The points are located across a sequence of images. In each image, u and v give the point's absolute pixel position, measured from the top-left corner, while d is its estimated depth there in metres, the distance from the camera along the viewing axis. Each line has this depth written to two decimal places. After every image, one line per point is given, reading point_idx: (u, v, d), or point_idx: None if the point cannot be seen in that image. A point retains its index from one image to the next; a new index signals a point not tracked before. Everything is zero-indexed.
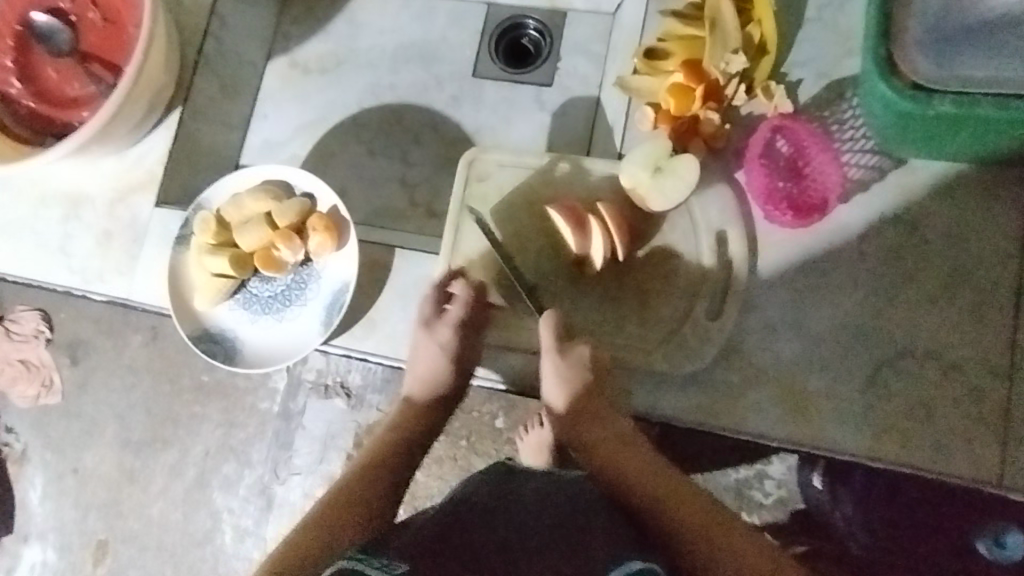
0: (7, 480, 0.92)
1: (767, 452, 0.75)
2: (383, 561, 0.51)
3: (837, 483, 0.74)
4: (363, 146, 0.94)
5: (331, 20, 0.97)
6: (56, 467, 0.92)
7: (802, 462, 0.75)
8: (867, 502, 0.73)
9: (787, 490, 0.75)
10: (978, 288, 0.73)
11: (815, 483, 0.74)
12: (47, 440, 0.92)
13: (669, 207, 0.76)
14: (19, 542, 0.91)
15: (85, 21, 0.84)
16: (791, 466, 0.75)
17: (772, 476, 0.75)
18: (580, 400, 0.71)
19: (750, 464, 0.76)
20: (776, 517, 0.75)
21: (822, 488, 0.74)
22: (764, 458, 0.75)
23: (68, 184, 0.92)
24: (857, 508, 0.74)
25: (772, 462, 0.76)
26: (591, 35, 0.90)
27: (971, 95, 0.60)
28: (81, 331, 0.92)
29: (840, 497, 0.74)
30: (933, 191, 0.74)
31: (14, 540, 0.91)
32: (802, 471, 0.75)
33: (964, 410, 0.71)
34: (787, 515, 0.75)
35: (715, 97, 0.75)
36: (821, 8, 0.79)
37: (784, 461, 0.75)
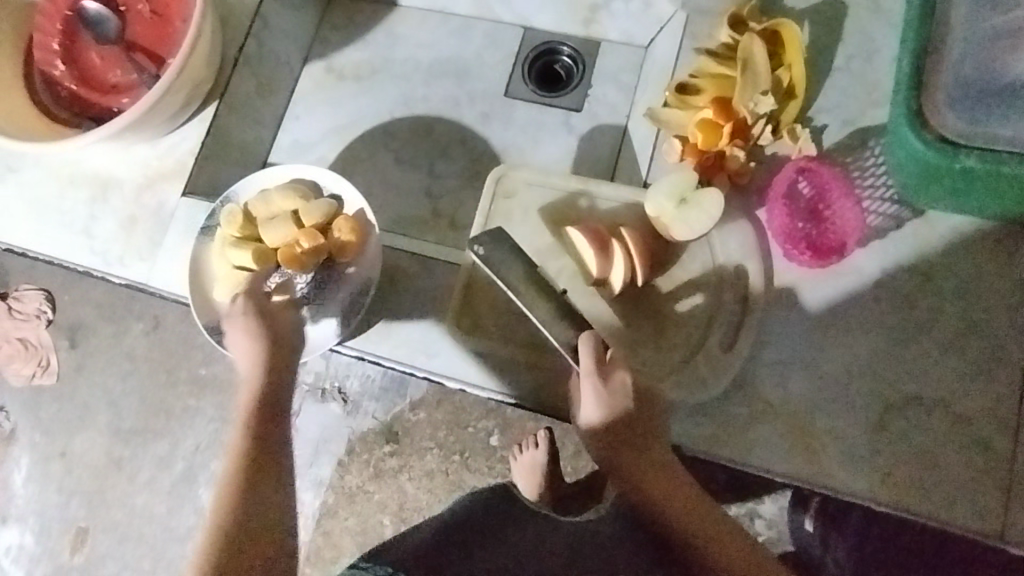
0: None
1: (762, 490, 0.74)
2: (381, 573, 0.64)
3: (831, 527, 0.72)
4: (390, 153, 0.97)
5: (370, 30, 1.02)
6: (45, 449, 0.97)
7: (793, 503, 0.74)
8: (862, 550, 0.71)
9: (776, 532, 0.74)
10: (992, 339, 0.71)
11: (806, 525, 0.73)
12: (36, 422, 0.98)
13: (692, 238, 0.74)
14: None
15: (134, 12, 0.87)
16: (782, 508, 0.74)
17: (764, 516, 0.74)
18: (618, 421, 0.67)
19: (742, 501, 0.74)
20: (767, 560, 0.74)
21: (814, 531, 0.73)
22: (757, 497, 0.74)
23: (94, 168, 0.94)
24: (850, 554, 0.72)
25: (764, 501, 0.74)
26: (622, 66, 0.94)
27: (998, 152, 0.58)
28: (83, 315, 0.98)
29: (831, 542, 0.72)
30: (952, 241, 0.73)
31: None
32: (795, 513, 0.74)
33: (968, 462, 0.70)
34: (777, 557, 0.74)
35: (742, 135, 0.75)
36: (850, 58, 0.79)
37: (775, 501, 0.74)
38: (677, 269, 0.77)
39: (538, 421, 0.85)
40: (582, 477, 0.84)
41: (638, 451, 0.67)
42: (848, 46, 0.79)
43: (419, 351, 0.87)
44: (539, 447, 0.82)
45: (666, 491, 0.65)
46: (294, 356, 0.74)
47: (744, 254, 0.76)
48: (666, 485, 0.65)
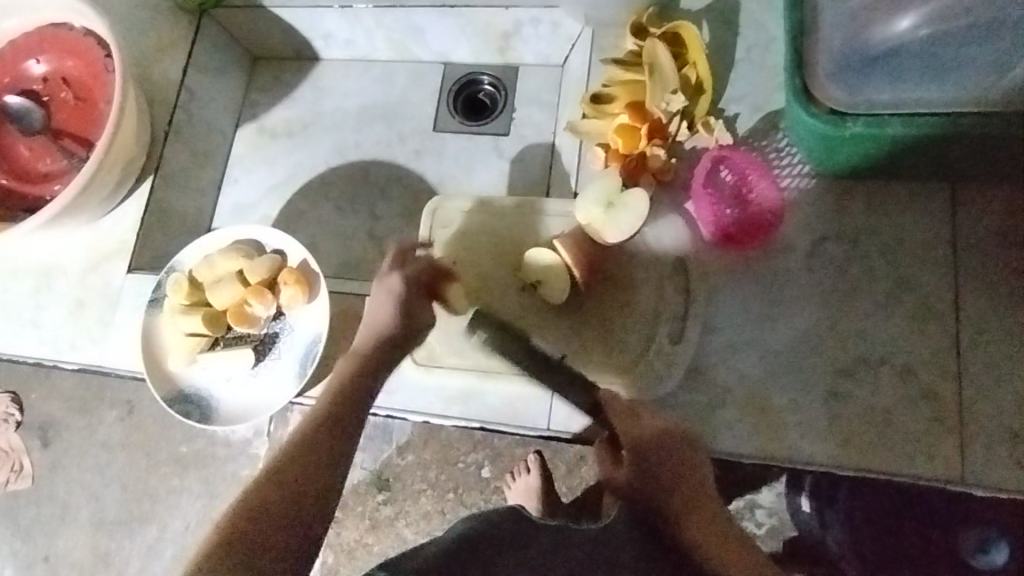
0: None
1: (756, 480, 0.74)
2: None
3: (825, 506, 0.73)
4: (331, 202, 0.99)
5: (296, 88, 1.04)
6: (28, 555, 0.95)
7: (789, 488, 0.74)
8: (854, 524, 0.73)
9: (778, 519, 0.75)
10: (921, 291, 0.74)
11: (803, 507, 0.74)
12: (17, 529, 0.95)
13: (624, 239, 0.76)
14: None
15: (57, 100, 0.88)
16: (780, 494, 0.74)
17: (763, 505, 0.75)
18: (658, 456, 0.68)
19: (738, 496, 0.75)
20: (771, 548, 0.75)
21: (811, 512, 0.74)
22: (754, 489, 0.75)
23: (41, 260, 0.94)
24: (846, 531, 0.73)
25: (761, 491, 0.75)
26: (542, 86, 0.97)
27: (880, 116, 0.61)
28: (51, 411, 0.96)
29: (828, 522, 0.73)
30: (869, 205, 0.77)
31: None
32: (791, 495, 0.74)
33: (920, 413, 0.72)
34: (781, 544, 0.75)
35: (660, 134, 0.79)
36: (749, 49, 0.83)
37: (772, 489, 0.74)
38: (618, 271, 0.78)
39: (522, 443, 0.86)
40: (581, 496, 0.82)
41: (679, 475, 0.67)
42: (746, 37, 0.83)
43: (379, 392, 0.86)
44: (531, 471, 0.81)
45: (716, 540, 0.63)
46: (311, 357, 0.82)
47: (675, 245, 0.79)
48: (705, 520, 0.64)
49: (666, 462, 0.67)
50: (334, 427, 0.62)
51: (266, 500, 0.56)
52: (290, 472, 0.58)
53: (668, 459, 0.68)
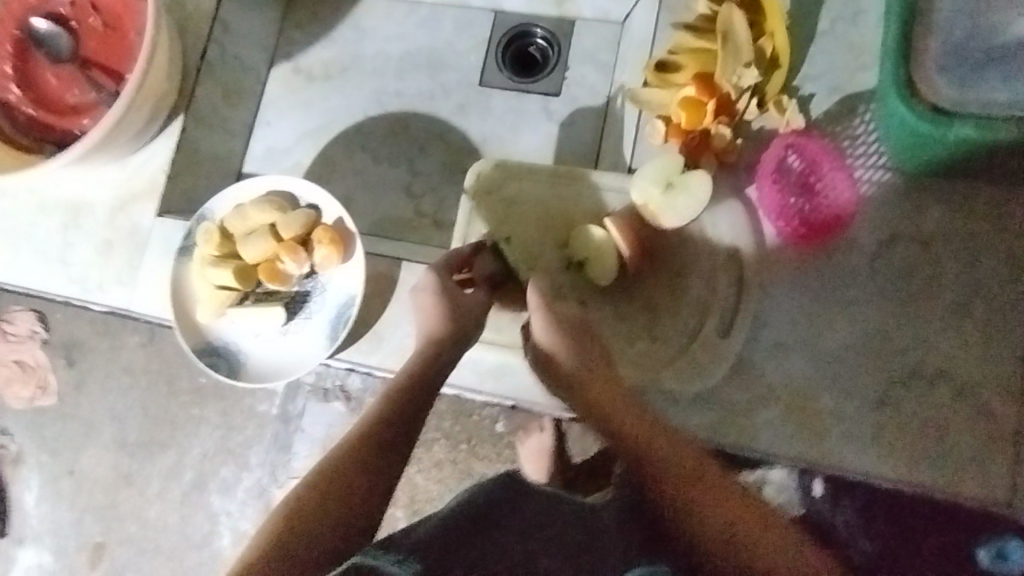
0: (4, 481, 0.97)
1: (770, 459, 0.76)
2: (391, 557, 0.49)
3: (839, 491, 0.75)
4: (367, 153, 0.94)
5: (335, 26, 0.98)
6: (53, 468, 0.96)
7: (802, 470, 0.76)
8: (868, 512, 0.75)
9: (786, 495, 0.77)
10: (992, 304, 0.70)
11: (815, 489, 0.76)
12: (42, 442, 0.97)
13: (681, 224, 0.72)
14: (14, 544, 0.96)
15: (85, 26, 0.83)
16: (791, 473, 0.77)
17: (774, 482, 0.77)
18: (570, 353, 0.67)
19: (752, 471, 0.76)
20: None
21: (823, 495, 0.76)
22: (767, 466, 0.76)
23: (68, 194, 0.91)
24: (858, 516, 0.75)
25: (773, 469, 0.76)
26: (599, 45, 0.90)
27: (995, 119, 0.56)
28: (77, 332, 0.96)
29: (840, 505, 0.76)
30: (947, 209, 0.71)
31: (9, 542, 0.96)
32: (803, 477, 0.77)
33: (974, 432, 0.69)
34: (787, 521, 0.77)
35: (727, 111, 0.73)
36: (835, 22, 0.75)
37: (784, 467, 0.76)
38: (670, 256, 0.75)
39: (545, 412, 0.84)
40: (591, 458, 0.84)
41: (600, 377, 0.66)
42: (833, 10, 0.76)
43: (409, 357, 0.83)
44: (545, 430, 0.83)
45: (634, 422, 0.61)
46: (342, 333, 0.80)
47: (736, 236, 0.73)
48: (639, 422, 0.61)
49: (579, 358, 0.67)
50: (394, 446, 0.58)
51: (322, 509, 0.52)
52: (351, 480, 0.54)
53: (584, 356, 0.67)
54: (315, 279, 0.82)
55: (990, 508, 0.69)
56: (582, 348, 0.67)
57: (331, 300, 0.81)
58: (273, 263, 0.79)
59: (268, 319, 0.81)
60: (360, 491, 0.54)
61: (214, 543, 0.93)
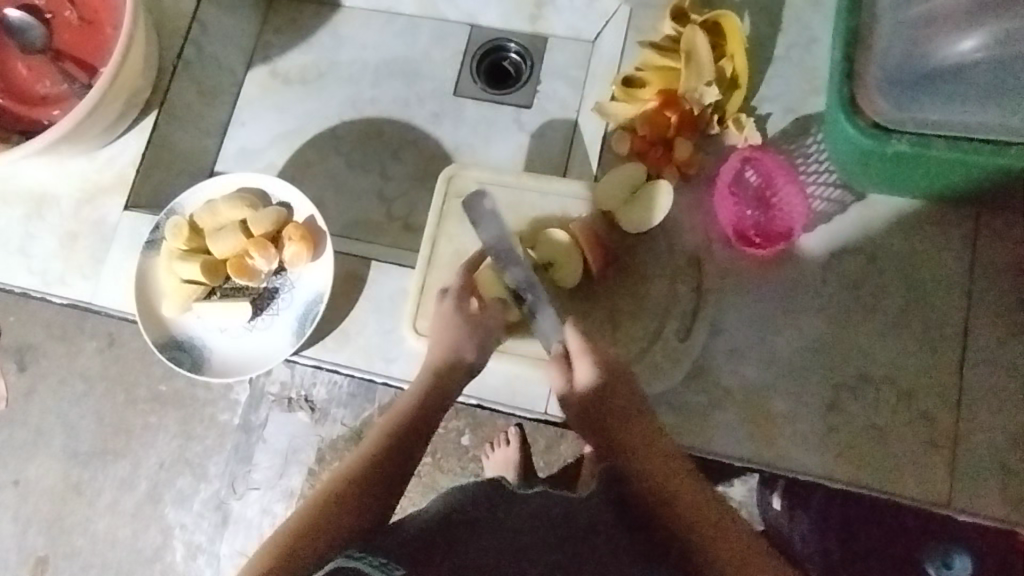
0: None
1: (730, 474, 0.76)
2: (378, 559, 0.55)
3: (796, 505, 0.75)
4: (341, 157, 0.96)
5: (314, 32, 1.00)
6: None
7: (762, 484, 0.76)
8: (824, 526, 0.75)
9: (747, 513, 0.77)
10: (933, 316, 0.74)
11: (774, 504, 0.76)
12: None
13: (643, 231, 0.76)
14: None
15: (61, 19, 0.83)
16: (751, 489, 0.77)
17: (735, 498, 0.77)
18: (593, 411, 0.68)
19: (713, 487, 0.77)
20: None
21: (781, 509, 0.76)
22: (726, 482, 0.77)
23: (35, 183, 0.91)
24: (813, 530, 0.75)
25: (734, 484, 0.77)
26: (570, 61, 0.94)
27: (926, 136, 0.62)
28: (31, 336, 0.93)
29: (797, 518, 0.76)
30: (892, 225, 0.76)
31: None
32: (763, 492, 0.76)
33: (916, 435, 0.72)
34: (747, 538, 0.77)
35: (689, 126, 0.76)
36: (790, 47, 0.80)
37: (744, 484, 0.77)
38: (633, 262, 0.77)
39: (510, 418, 0.85)
40: (557, 472, 0.84)
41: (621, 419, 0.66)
42: (788, 36, 0.81)
43: (376, 356, 0.85)
44: (511, 444, 0.82)
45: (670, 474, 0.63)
46: (309, 329, 0.80)
47: (694, 240, 0.77)
48: (648, 453, 0.64)
49: (598, 413, 0.67)
50: (393, 474, 0.62)
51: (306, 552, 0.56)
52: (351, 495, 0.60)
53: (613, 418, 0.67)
54: (283, 276, 0.83)
55: (931, 510, 0.72)
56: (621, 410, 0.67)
57: (299, 298, 0.82)
58: (242, 257, 0.79)
59: (235, 314, 0.81)
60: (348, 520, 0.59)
61: (165, 557, 0.89)
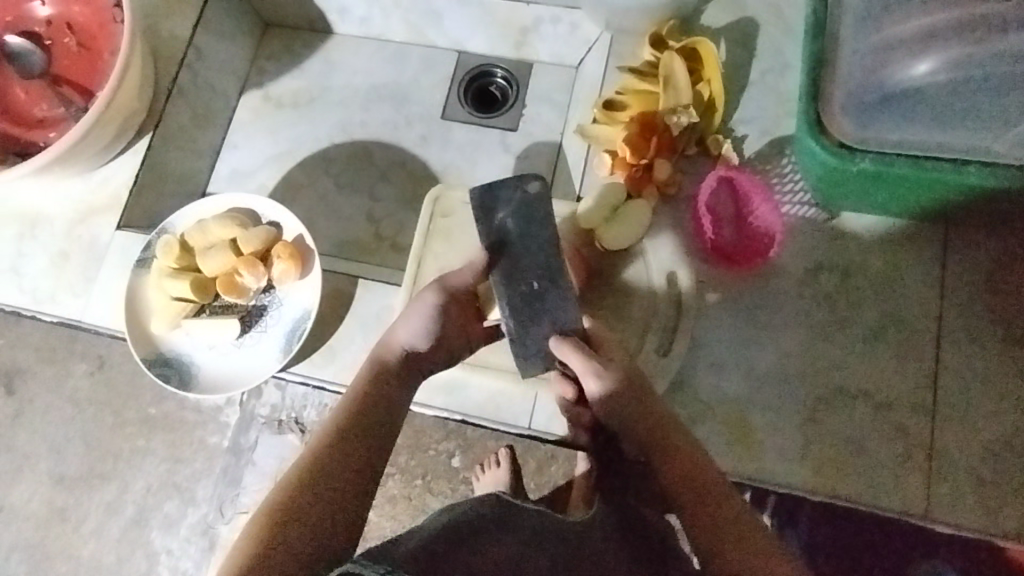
0: None
1: None
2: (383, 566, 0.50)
3: (785, 526, 0.74)
4: (331, 178, 0.98)
5: (307, 58, 1.03)
6: None
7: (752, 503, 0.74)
8: (814, 547, 0.74)
9: None
10: (907, 329, 0.76)
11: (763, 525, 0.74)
12: None
13: (623, 248, 0.79)
14: None
15: (60, 46, 0.86)
16: None
17: None
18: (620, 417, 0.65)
19: None
20: None
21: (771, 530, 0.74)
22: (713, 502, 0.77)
23: (31, 206, 0.92)
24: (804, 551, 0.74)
25: None
26: (554, 86, 0.97)
27: (890, 155, 0.65)
28: (20, 359, 0.94)
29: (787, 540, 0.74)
30: (864, 242, 0.78)
31: None
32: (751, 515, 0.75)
33: (893, 447, 0.73)
34: None
35: (667, 147, 0.79)
36: (763, 72, 0.84)
37: None
38: (615, 278, 0.79)
39: (500, 439, 0.85)
40: (547, 494, 0.83)
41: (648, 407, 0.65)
42: (762, 61, 0.84)
43: None
44: (501, 465, 0.82)
45: (687, 457, 0.62)
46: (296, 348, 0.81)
47: (676, 256, 0.79)
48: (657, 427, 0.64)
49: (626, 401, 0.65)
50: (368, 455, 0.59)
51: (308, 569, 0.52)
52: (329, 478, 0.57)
53: (632, 414, 0.64)
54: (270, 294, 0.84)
55: (912, 522, 0.72)
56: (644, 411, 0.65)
57: (284, 315, 0.83)
58: (231, 273, 0.80)
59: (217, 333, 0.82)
60: (337, 518, 0.55)
61: None
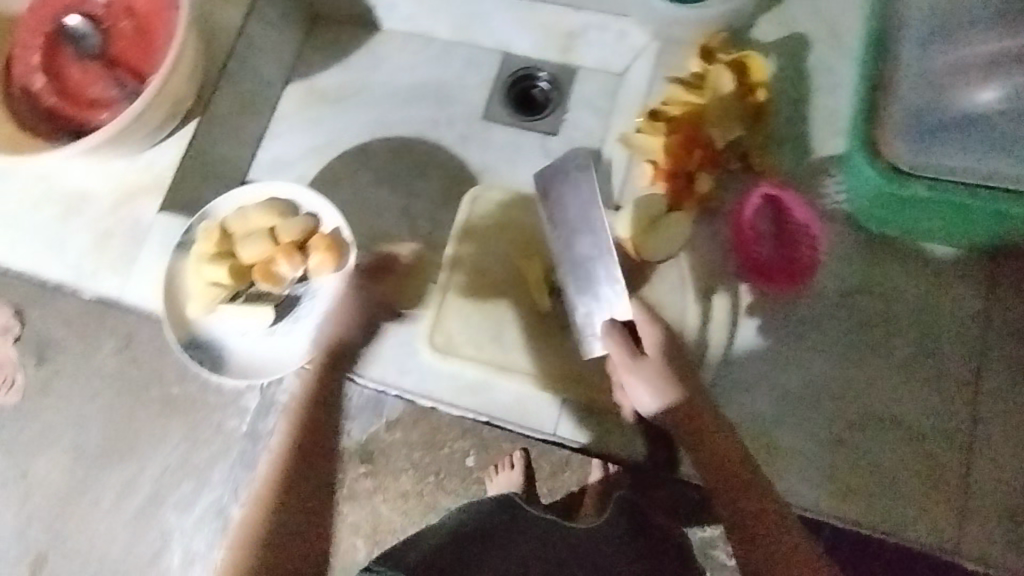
0: None
1: None
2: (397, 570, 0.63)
3: None
4: (369, 173, 0.99)
5: (353, 52, 1.03)
6: (6, 471, 0.94)
7: None
8: None
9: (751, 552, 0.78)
10: (946, 359, 0.74)
11: None
12: None
13: (661, 259, 0.77)
14: None
15: (117, 29, 0.88)
16: None
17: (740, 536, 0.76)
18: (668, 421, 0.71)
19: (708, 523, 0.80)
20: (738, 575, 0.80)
21: None
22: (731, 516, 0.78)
23: (75, 182, 0.94)
24: None
25: None
26: (597, 92, 0.96)
27: (945, 182, 0.63)
28: (51, 331, 0.96)
29: None
30: (906, 268, 0.76)
31: None
32: None
33: (924, 478, 0.72)
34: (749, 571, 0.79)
35: (710, 160, 0.78)
36: (812, 89, 0.82)
37: None
38: (648, 289, 0.79)
39: (515, 442, 0.85)
40: (558, 500, 0.83)
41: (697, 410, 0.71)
42: (811, 79, 0.83)
43: (393, 367, 0.87)
44: (515, 468, 0.82)
45: (727, 461, 0.68)
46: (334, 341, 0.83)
47: (708, 270, 0.79)
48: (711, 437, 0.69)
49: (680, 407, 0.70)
50: None
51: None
52: None
53: (683, 414, 0.70)
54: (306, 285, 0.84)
55: (939, 555, 0.71)
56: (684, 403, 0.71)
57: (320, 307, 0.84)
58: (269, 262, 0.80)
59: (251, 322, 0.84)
60: None
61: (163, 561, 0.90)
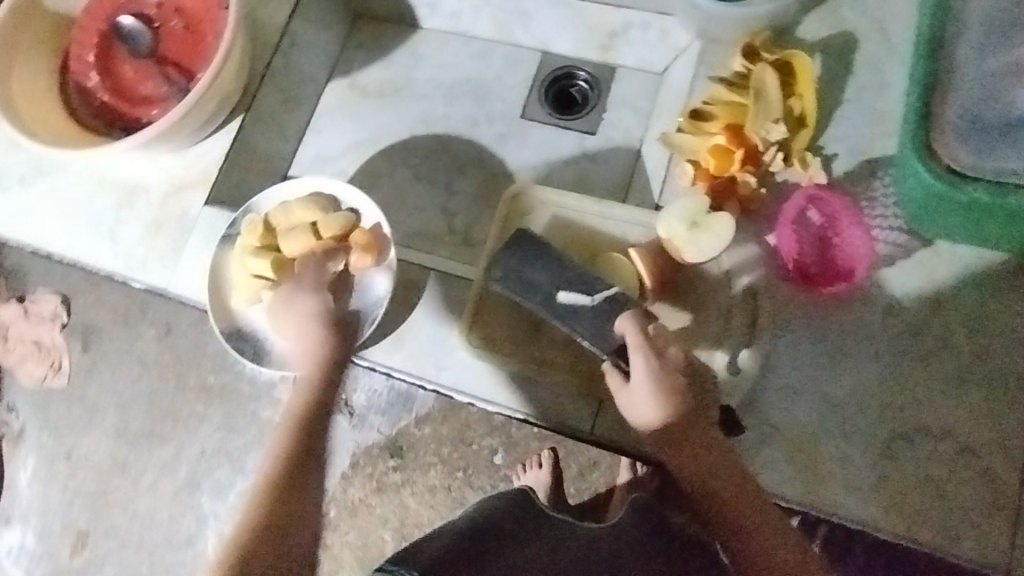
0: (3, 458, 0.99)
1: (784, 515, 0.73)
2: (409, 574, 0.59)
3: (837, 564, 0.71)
4: (408, 169, 1.00)
5: (393, 50, 1.05)
6: (51, 451, 0.98)
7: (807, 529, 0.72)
8: None
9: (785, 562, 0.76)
10: (1002, 371, 0.72)
11: None
12: (45, 423, 0.99)
13: (702, 260, 0.76)
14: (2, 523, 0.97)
15: (167, 28, 0.90)
16: None
17: None
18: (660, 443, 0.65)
19: None
20: None
21: None
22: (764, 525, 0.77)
23: (123, 175, 0.98)
24: None
25: None
26: (637, 91, 0.96)
27: (1005, 185, 0.62)
28: (97, 319, 0.99)
29: None
30: (960, 275, 0.74)
31: None
32: None
33: (976, 493, 0.70)
34: None
35: (754, 161, 0.77)
36: (860, 89, 0.81)
37: None
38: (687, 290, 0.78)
39: (544, 439, 0.84)
40: (586, 500, 0.83)
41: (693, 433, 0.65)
42: (859, 79, 0.81)
43: (429, 363, 0.88)
44: (543, 467, 0.82)
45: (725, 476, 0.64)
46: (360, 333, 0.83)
47: (750, 273, 0.78)
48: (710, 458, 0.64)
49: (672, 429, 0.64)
50: None
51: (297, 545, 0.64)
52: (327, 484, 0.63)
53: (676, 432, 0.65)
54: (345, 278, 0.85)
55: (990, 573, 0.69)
56: (682, 419, 0.64)
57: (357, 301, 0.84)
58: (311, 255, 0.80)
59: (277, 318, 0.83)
60: None
61: (197, 544, 0.92)
